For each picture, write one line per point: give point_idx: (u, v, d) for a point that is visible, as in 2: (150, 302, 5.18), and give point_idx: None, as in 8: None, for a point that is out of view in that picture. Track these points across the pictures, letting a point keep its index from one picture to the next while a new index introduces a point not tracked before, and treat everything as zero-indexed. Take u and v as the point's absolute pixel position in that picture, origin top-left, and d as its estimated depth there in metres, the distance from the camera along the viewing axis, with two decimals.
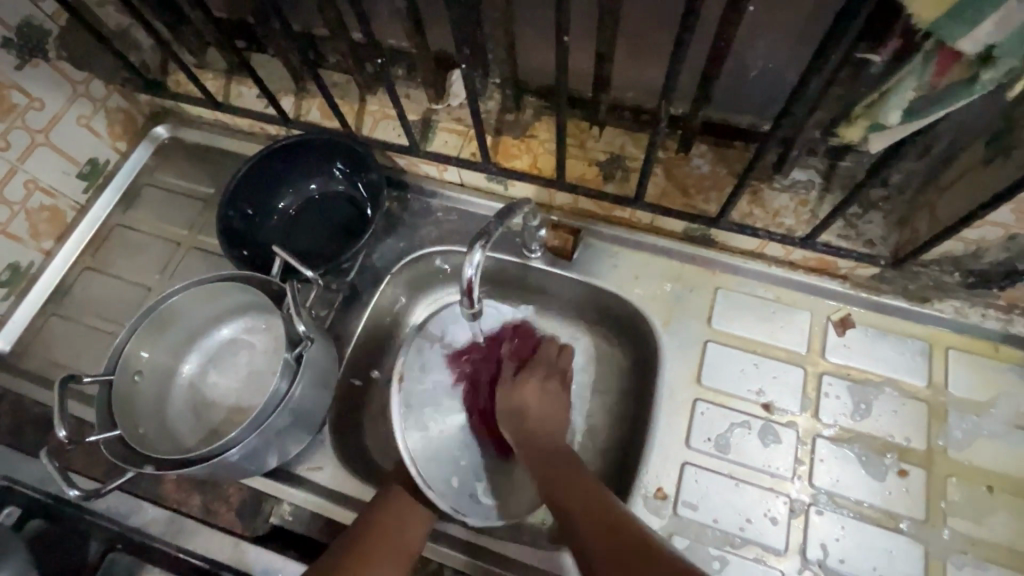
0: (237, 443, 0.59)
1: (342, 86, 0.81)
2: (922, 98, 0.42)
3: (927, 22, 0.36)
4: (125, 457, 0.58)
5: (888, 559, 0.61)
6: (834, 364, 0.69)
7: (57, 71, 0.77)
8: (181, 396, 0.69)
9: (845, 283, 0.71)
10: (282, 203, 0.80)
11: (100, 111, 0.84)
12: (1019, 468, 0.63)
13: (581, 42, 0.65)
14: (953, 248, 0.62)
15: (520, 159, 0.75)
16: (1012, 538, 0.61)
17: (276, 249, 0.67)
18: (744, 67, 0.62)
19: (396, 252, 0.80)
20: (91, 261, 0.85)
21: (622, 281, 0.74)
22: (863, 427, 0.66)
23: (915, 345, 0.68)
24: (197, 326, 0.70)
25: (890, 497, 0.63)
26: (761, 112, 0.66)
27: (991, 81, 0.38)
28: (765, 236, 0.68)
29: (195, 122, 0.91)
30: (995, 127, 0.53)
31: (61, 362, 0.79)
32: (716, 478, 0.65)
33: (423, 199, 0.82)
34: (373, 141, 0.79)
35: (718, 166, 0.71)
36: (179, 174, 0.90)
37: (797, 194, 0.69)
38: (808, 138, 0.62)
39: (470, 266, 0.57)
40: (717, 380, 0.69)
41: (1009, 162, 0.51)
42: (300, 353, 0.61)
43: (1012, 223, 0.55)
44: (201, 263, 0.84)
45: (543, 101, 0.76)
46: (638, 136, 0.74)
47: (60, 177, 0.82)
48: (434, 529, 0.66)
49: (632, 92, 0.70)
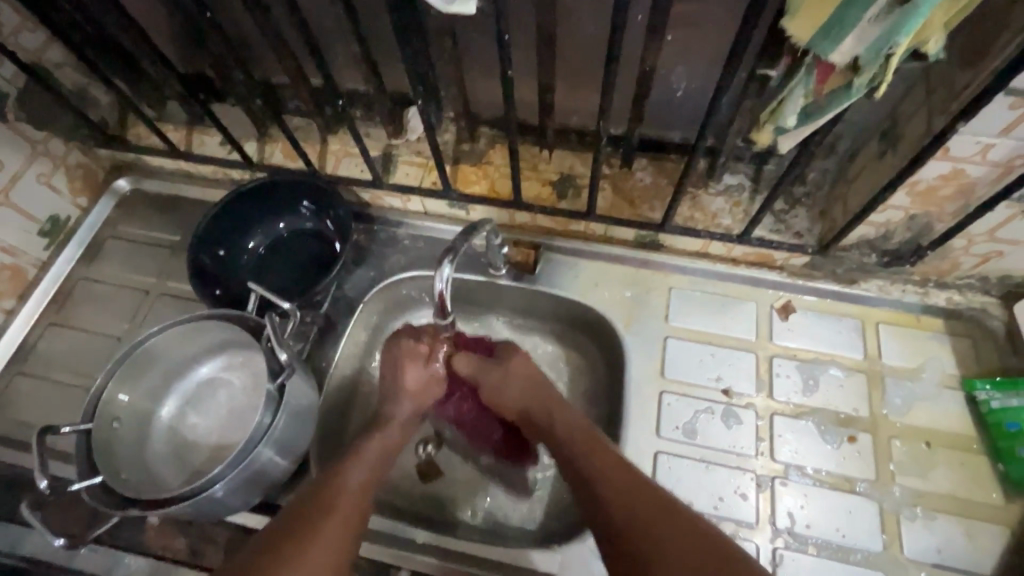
0: (222, 477, 0.60)
1: (304, 128, 0.85)
2: (813, 103, 0.50)
3: (803, 41, 0.44)
4: (108, 503, 0.58)
5: (849, 520, 0.66)
6: (782, 346, 0.75)
7: (17, 132, 0.78)
8: (161, 439, 0.69)
9: (783, 273, 0.78)
10: (251, 243, 0.83)
11: (60, 168, 0.85)
12: (950, 423, 0.70)
13: (526, 73, 0.71)
14: (867, 232, 0.69)
15: (479, 184, 0.80)
16: (953, 488, 0.67)
17: (251, 285, 0.69)
18: (671, 88, 0.69)
19: (367, 281, 0.83)
20: (56, 316, 0.85)
21: (584, 289, 0.79)
22: (813, 401, 0.72)
23: (849, 323, 0.76)
24: (174, 368, 0.70)
25: (844, 461, 0.69)
26: (690, 126, 0.74)
27: (863, 85, 0.46)
28: (706, 236, 0.75)
29: (157, 173, 0.93)
30: (886, 124, 0.62)
31: (29, 421, 0.77)
32: (688, 463, 0.69)
33: (389, 229, 0.86)
34: (338, 177, 0.83)
35: (658, 177, 0.78)
36: (142, 224, 0.91)
37: (730, 196, 0.76)
38: (732, 145, 0.69)
39: (442, 278, 0.61)
40: (679, 372, 0.74)
41: (898, 154, 0.59)
42: (282, 382, 0.63)
43: (909, 205, 0.63)
44: (171, 309, 0.85)
45: (495, 130, 0.82)
46: (585, 155, 0.80)
47: (21, 235, 0.82)
48: (426, 544, 0.68)
49: (575, 117, 0.77)
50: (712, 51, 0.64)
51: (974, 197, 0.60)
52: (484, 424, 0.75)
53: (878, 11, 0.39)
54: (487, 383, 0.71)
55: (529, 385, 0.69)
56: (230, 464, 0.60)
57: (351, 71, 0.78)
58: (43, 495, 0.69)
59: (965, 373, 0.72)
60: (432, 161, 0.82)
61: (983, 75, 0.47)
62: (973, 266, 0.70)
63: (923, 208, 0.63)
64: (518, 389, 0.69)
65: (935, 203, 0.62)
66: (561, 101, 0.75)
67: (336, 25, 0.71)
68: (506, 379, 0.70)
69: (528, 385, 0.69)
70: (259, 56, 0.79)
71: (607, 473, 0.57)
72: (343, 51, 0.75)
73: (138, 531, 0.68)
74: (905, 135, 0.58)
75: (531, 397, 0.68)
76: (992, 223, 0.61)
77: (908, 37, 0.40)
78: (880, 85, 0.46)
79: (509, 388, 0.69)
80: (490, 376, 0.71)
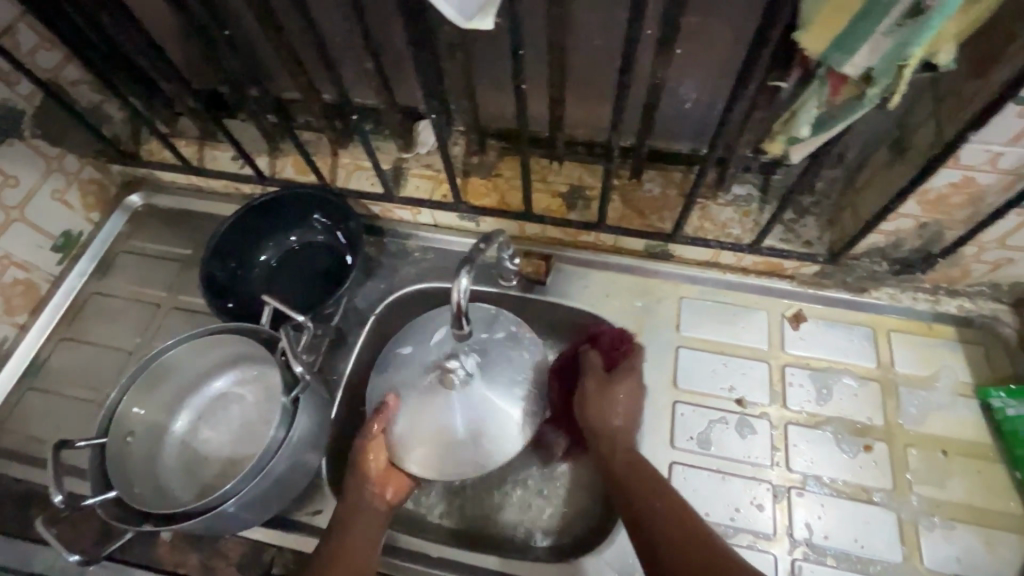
0: (236, 492, 0.59)
1: (315, 142, 0.86)
2: (826, 112, 0.51)
3: (816, 54, 0.44)
4: (122, 519, 0.58)
5: (867, 530, 0.65)
6: (794, 355, 0.75)
7: (33, 149, 0.79)
8: (173, 454, 0.69)
9: (793, 282, 0.78)
10: (263, 256, 0.83)
11: (74, 184, 0.86)
12: (965, 431, 0.70)
13: (537, 88, 0.72)
14: (877, 241, 0.70)
15: (489, 196, 0.81)
16: (971, 497, 0.67)
17: (264, 298, 0.69)
18: (680, 100, 0.70)
19: (378, 293, 0.83)
20: (67, 332, 0.85)
21: (595, 300, 0.80)
22: (827, 410, 0.72)
23: (861, 331, 0.76)
24: (188, 382, 0.70)
25: (860, 471, 0.68)
26: (699, 138, 0.75)
27: (876, 96, 0.46)
28: (716, 246, 0.76)
29: (169, 188, 0.94)
30: (894, 134, 0.63)
31: (39, 437, 0.77)
32: (703, 473, 0.69)
33: (399, 242, 0.87)
34: (349, 191, 0.84)
35: (667, 188, 0.79)
36: (154, 238, 0.92)
37: (739, 207, 0.77)
38: (741, 156, 0.70)
39: (457, 289, 0.60)
40: (692, 382, 0.74)
41: (907, 163, 0.60)
42: (297, 395, 0.63)
43: (919, 213, 0.63)
44: (183, 322, 0.85)
45: (505, 143, 0.83)
46: (595, 167, 0.81)
47: (34, 250, 0.82)
48: (440, 557, 0.68)
49: (585, 129, 0.78)
50: (721, 64, 0.65)
51: (984, 205, 0.60)
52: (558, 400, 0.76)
53: (889, 25, 0.40)
54: (591, 394, 0.69)
55: (625, 418, 0.67)
56: (243, 478, 0.60)
57: (364, 87, 0.79)
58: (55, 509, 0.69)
59: (978, 381, 0.72)
60: (443, 174, 0.82)
61: (993, 84, 0.48)
62: (984, 273, 0.70)
63: (933, 216, 0.63)
64: (607, 428, 0.67)
65: (945, 210, 0.62)
66: (571, 115, 0.76)
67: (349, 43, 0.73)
68: (604, 405, 0.68)
69: (614, 413, 0.67)
70: (272, 72, 0.80)
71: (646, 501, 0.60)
72: (355, 67, 0.76)
73: (149, 547, 0.67)
74: (915, 144, 0.58)
75: (608, 435, 0.67)
76: (1003, 230, 0.62)
77: (921, 49, 0.41)
78: (894, 97, 0.46)
79: (610, 418, 0.67)
80: (589, 394, 0.69)
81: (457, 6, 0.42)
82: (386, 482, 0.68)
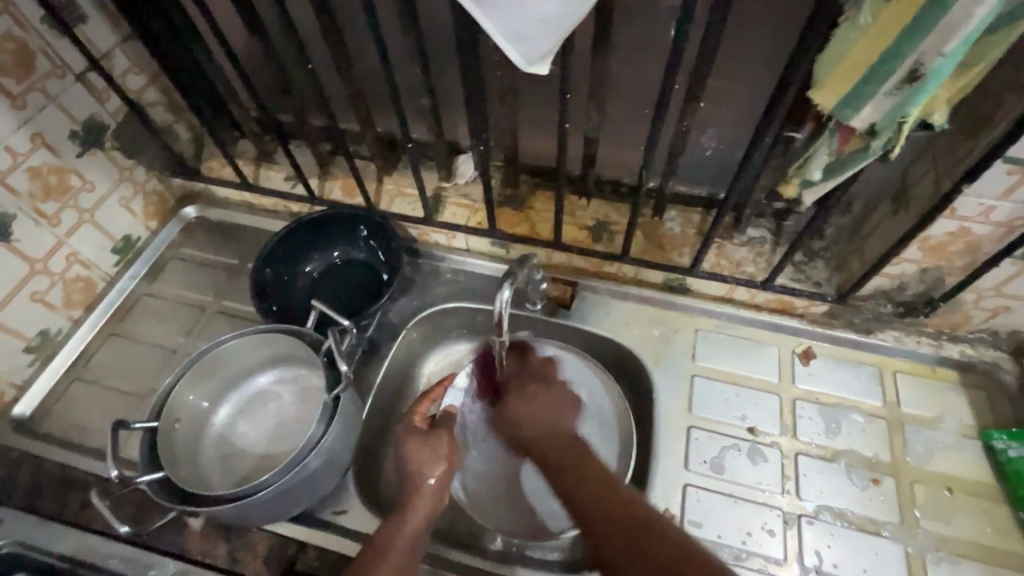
0: (272, 483, 0.62)
1: (364, 169, 0.94)
2: (836, 160, 0.57)
3: (828, 109, 0.51)
4: (168, 499, 0.62)
5: (876, 561, 0.67)
6: (804, 389, 0.79)
7: (110, 158, 0.87)
8: (212, 444, 0.73)
9: (803, 321, 0.83)
10: (307, 268, 0.89)
11: (139, 194, 0.94)
12: (971, 470, 0.72)
13: (573, 129, 0.80)
14: (882, 283, 0.75)
15: (521, 225, 0.87)
16: (977, 535, 0.69)
17: (313, 303, 0.75)
18: (702, 147, 0.78)
19: (410, 309, 0.89)
20: (115, 328, 0.90)
21: (615, 326, 0.85)
22: (835, 443, 0.75)
23: (868, 369, 0.80)
24: (233, 377, 0.75)
25: (869, 503, 0.71)
26: (717, 182, 0.82)
27: (879, 148, 0.53)
28: (732, 282, 0.81)
29: (222, 203, 1.02)
30: (897, 186, 0.70)
31: (83, 425, 0.81)
32: (716, 496, 0.72)
33: (433, 263, 0.93)
34: (391, 213, 0.91)
35: (686, 227, 0.85)
36: (204, 248, 0.98)
37: (753, 247, 0.83)
38: (756, 200, 0.77)
39: (501, 300, 0.66)
40: (706, 409, 0.78)
41: (909, 212, 0.66)
42: (338, 394, 0.67)
43: (921, 258, 0.69)
44: (225, 326, 0.90)
45: (537, 179, 0.90)
46: (620, 205, 0.88)
47: (96, 251, 0.89)
48: (458, 563, 0.70)
49: (612, 170, 0.85)
50: (740, 118, 0.73)
51: (981, 253, 0.66)
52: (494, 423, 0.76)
53: (891, 88, 0.47)
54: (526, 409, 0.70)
55: (554, 424, 0.67)
56: (280, 470, 0.63)
57: (416, 121, 0.88)
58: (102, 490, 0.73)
59: (981, 423, 0.75)
60: (479, 203, 0.89)
61: (984, 144, 0.54)
62: (983, 320, 0.75)
63: (934, 262, 0.69)
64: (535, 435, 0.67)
65: (945, 257, 0.68)
66: (602, 156, 0.84)
67: (409, 81, 0.81)
68: (523, 408, 0.70)
69: (550, 413, 0.68)
70: (333, 104, 0.88)
71: (561, 449, 0.64)
72: (410, 102, 0.84)
73: (181, 536, 0.70)
74: (916, 194, 0.65)
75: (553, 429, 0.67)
76: (999, 278, 0.67)
77: (918, 109, 0.48)
78: (895, 149, 0.53)
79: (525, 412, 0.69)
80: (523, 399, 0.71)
81: (523, 51, 0.49)
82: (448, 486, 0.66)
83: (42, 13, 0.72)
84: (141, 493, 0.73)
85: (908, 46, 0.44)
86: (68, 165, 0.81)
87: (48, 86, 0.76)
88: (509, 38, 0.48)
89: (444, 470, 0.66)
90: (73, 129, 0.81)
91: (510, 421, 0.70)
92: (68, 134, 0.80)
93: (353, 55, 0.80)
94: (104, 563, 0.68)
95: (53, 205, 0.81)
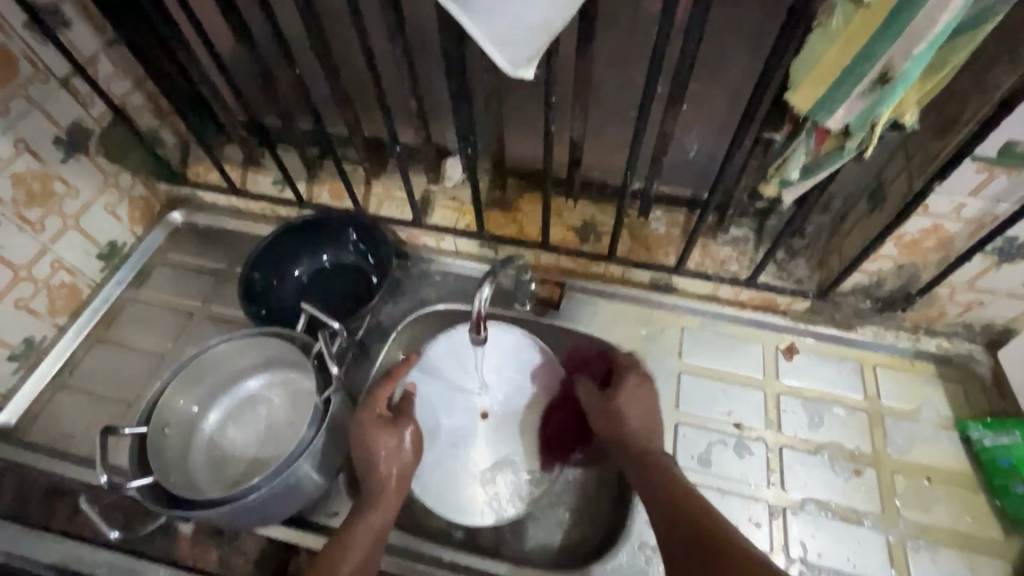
0: (262, 487, 0.62)
1: (352, 173, 0.94)
2: (813, 160, 0.59)
3: (804, 110, 0.53)
4: (158, 504, 0.62)
5: (859, 550, 0.69)
6: (788, 384, 0.80)
7: (94, 164, 0.86)
8: (201, 449, 0.73)
9: (786, 317, 0.85)
10: (296, 272, 0.90)
11: (124, 199, 0.93)
12: (949, 460, 0.75)
13: (559, 132, 0.82)
14: (861, 279, 0.77)
15: (509, 227, 0.88)
16: (955, 522, 0.71)
17: (303, 306, 0.75)
18: (684, 148, 0.79)
19: (400, 312, 0.89)
20: (102, 335, 0.89)
21: (603, 325, 0.86)
22: (819, 436, 0.77)
23: (849, 364, 0.82)
24: (222, 381, 0.75)
25: (851, 494, 0.73)
26: (701, 183, 0.84)
27: (854, 148, 0.55)
28: (716, 280, 0.83)
29: (209, 208, 1.01)
30: (873, 185, 0.72)
31: (69, 433, 0.80)
32: (703, 491, 0.73)
33: (422, 266, 0.94)
34: (380, 217, 0.91)
35: (671, 227, 0.86)
36: (192, 253, 0.98)
37: (737, 246, 0.84)
38: (738, 200, 0.79)
39: (479, 299, 0.66)
40: (693, 405, 0.79)
41: (884, 210, 0.68)
42: (328, 397, 0.67)
43: (897, 255, 0.71)
44: (214, 331, 0.90)
45: (525, 181, 0.91)
46: (606, 206, 0.89)
47: (81, 257, 0.88)
48: (451, 562, 0.71)
49: (598, 171, 0.87)
50: (721, 120, 0.74)
51: (954, 249, 0.68)
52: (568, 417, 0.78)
53: (863, 90, 0.49)
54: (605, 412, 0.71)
55: (651, 427, 0.70)
56: (270, 474, 0.63)
57: (403, 125, 0.88)
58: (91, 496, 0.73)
59: (958, 414, 0.77)
60: (467, 206, 0.90)
61: (952, 144, 0.56)
62: (958, 314, 0.77)
63: (909, 258, 0.71)
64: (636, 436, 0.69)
65: (920, 253, 0.70)
66: (588, 158, 0.85)
67: (397, 86, 0.82)
68: (631, 408, 0.70)
69: (652, 416, 0.70)
70: (320, 109, 0.89)
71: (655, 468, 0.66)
72: (397, 106, 0.85)
73: (171, 543, 0.70)
74: (891, 193, 0.67)
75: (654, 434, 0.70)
76: (971, 273, 0.69)
77: (888, 109, 0.50)
78: (869, 149, 0.55)
79: (632, 418, 0.69)
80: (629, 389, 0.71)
81: (508, 57, 0.50)
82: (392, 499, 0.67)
83: (24, 18, 0.72)
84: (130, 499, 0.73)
85: (877, 51, 0.46)
86: (52, 171, 0.80)
87: (31, 93, 0.75)
88: (494, 43, 0.49)
89: (395, 488, 0.67)
90: (57, 134, 0.80)
91: (613, 421, 0.70)
92: (52, 140, 0.79)
93: (340, 60, 0.80)
94: (93, 572, 0.68)
95: (37, 212, 0.80)
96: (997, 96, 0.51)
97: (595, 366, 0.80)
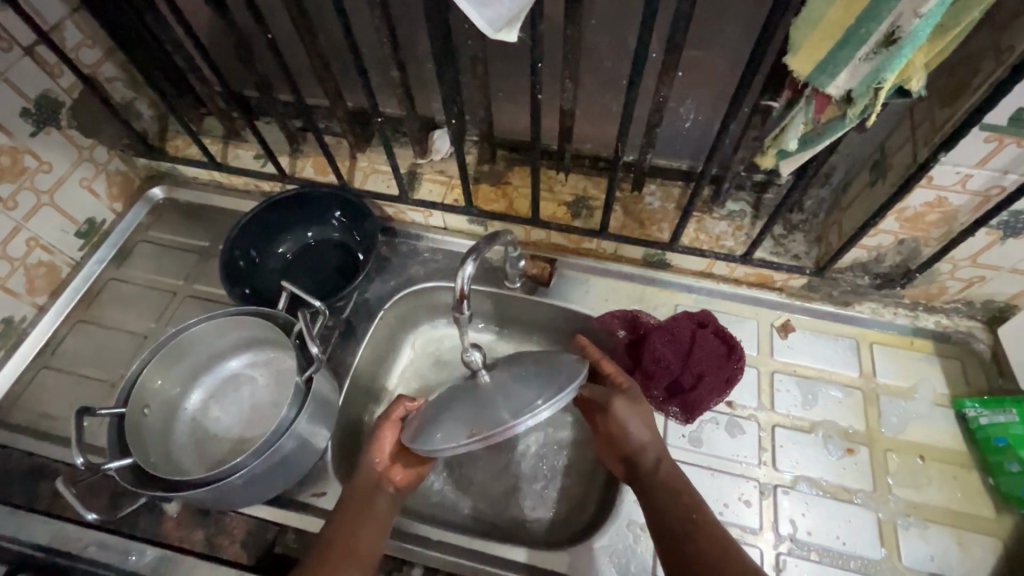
0: (246, 466, 0.61)
1: (336, 146, 0.91)
2: (811, 131, 0.56)
3: (804, 75, 0.50)
4: (138, 485, 0.61)
5: (850, 529, 0.69)
6: (782, 362, 0.79)
7: (66, 137, 0.83)
8: (185, 429, 0.72)
9: (783, 294, 0.83)
10: (280, 249, 0.87)
11: (101, 174, 0.90)
12: (944, 438, 0.74)
13: (550, 101, 0.78)
14: (860, 255, 0.75)
15: (498, 202, 0.85)
16: (947, 501, 0.70)
17: (283, 284, 0.73)
18: (680, 118, 0.76)
19: (387, 290, 0.87)
20: (84, 314, 0.88)
21: (595, 303, 0.84)
22: (812, 414, 0.75)
23: (846, 342, 0.80)
24: (204, 360, 0.74)
25: (843, 472, 0.72)
26: (697, 155, 0.81)
27: (855, 117, 0.52)
28: (711, 256, 0.80)
29: (191, 183, 0.98)
30: (875, 156, 0.69)
31: (53, 414, 0.79)
32: (693, 469, 0.72)
33: (410, 242, 0.91)
34: (365, 191, 0.88)
35: (666, 201, 0.84)
36: (173, 230, 0.95)
37: (733, 221, 0.82)
38: (735, 173, 0.76)
39: (462, 276, 0.63)
40: None
41: (886, 183, 0.65)
42: (310, 376, 0.65)
43: (898, 229, 0.69)
44: (198, 310, 0.88)
45: (514, 155, 0.88)
46: (599, 179, 0.86)
47: (59, 235, 0.85)
48: (439, 541, 0.69)
49: (591, 143, 0.83)
50: (718, 87, 0.71)
51: (957, 223, 0.65)
52: (664, 356, 0.78)
53: (868, 52, 0.45)
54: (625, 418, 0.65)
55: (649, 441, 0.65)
56: (253, 453, 0.62)
57: (388, 96, 0.85)
58: (77, 474, 0.73)
59: (955, 392, 0.76)
60: (455, 180, 0.87)
61: (961, 111, 0.53)
62: (959, 290, 0.75)
63: (911, 233, 0.69)
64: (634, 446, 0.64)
65: (922, 228, 0.67)
66: (580, 129, 0.82)
67: (380, 54, 0.78)
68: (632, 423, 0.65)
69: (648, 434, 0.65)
70: (301, 78, 0.85)
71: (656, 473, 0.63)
72: (382, 77, 0.82)
73: (157, 522, 0.70)
74: (894, 164, 0.64)
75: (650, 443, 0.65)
76: (975, 248, 0.67)
77: (894, 75, 0.47)
78: (871, 118, 0.52)
79: (633, 430, 0.64)
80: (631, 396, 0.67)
81: (488, 17, 0.46)
82: (389, 473, 0.67)
83: None
84: (115, 478, 0.72)
85: (887, 7, 0.42)
86: (22, 146, 0.77)
87: None
88: (473, 3, 0.46)
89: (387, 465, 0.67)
90: (25, 106, 0.77)
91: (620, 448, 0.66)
92: (20, 112, 0.76)
93: (319, 26, 0.76)
94: (82, 551, 0.68)
95: (8, 187, 0.77)
96: (1009, 59, 0.48)
97: (681, 329, 0.79)
